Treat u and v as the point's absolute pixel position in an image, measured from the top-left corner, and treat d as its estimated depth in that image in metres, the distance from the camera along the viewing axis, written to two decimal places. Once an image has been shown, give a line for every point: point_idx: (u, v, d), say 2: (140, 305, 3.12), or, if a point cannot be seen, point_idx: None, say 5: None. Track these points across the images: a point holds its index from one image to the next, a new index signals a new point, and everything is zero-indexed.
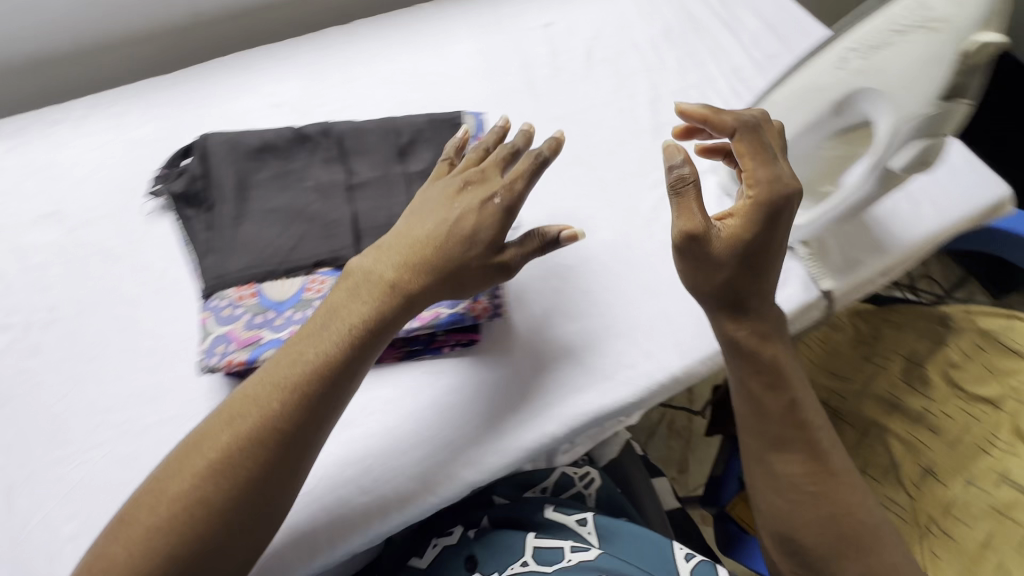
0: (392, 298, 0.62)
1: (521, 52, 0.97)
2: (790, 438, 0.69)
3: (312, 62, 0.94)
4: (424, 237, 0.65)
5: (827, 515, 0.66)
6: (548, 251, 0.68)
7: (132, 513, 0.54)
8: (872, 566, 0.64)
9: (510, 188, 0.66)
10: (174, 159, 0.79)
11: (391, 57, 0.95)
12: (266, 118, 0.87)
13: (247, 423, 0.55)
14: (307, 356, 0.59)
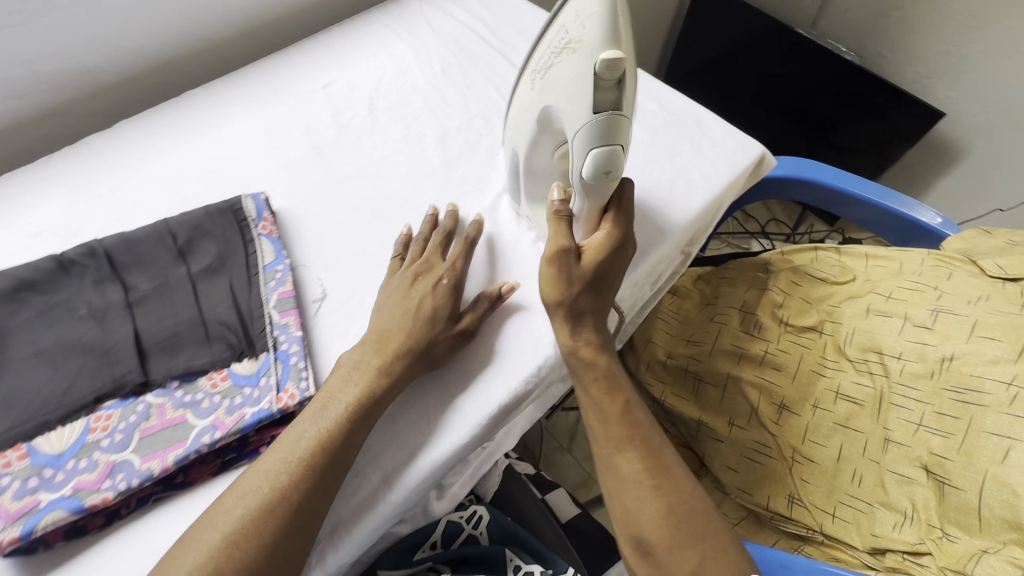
0: (333, 443, 0.62)
1: (303, 119, 0.96)
2: (605, 380, 0.71)
3: (72, 176, 0.86)
4: (384, 330, 0.71)
5: (645, 443, 0.68)
6: (432, 332, 0.71)
7: None
8: (679, 490, 0.66)
9: (454, 270, 0.77)
10: None
11: (162, 153, 0.90)
12: (28, 251, 0.79)
13: (207, 568, 0.54)
14: (244, 506, 0.57)
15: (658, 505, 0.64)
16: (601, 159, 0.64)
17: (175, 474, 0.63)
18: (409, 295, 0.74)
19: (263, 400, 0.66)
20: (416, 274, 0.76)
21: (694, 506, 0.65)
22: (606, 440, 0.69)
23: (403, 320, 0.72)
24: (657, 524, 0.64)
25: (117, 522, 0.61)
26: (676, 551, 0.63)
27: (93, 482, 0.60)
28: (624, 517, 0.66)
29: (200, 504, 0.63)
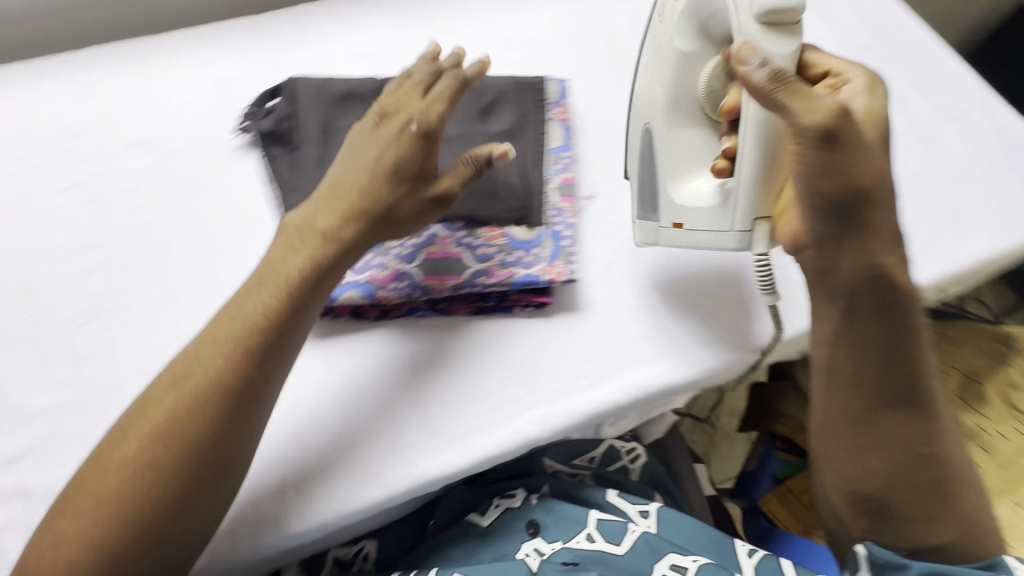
0: (329, 250, 0.61)
1: (604, 21, 0.94)
2: (883, 304, 0.56)
3: (397, 14, 0.93)
4: (350, 184, 0.63)
5: (917, 403, 0.58)
6: (393, 193, 0.63)
7: (81, 482, 0.54)
8: (949, 456, 0.59)
9: (426, 113, 0.64)
10: (262, 99, 0.81)
11: (475, 17, 0.93)
12: (351, 68, 0.87)
13: (222, 374, 0.56)
14: (242, 315, 0.58)
15: (919, 472, 0.58)
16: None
17: (443, 300, 0.69)
18: (371, 142, 0.65)
19: (534, 267, 0.69)
20: (381, 114, 0.66)
21: (956, 474, 0.59)
22: (863, 399, 0.58)
23: (351, 173, 0.64)
24: (904, 487, 0.59)
25: (386, 320, 0.69)
26: (920, 518, 0.58)
27: (383, 279, 0.68)
28: (858, 474, 0.60)
29: (454, 334, 0.69)
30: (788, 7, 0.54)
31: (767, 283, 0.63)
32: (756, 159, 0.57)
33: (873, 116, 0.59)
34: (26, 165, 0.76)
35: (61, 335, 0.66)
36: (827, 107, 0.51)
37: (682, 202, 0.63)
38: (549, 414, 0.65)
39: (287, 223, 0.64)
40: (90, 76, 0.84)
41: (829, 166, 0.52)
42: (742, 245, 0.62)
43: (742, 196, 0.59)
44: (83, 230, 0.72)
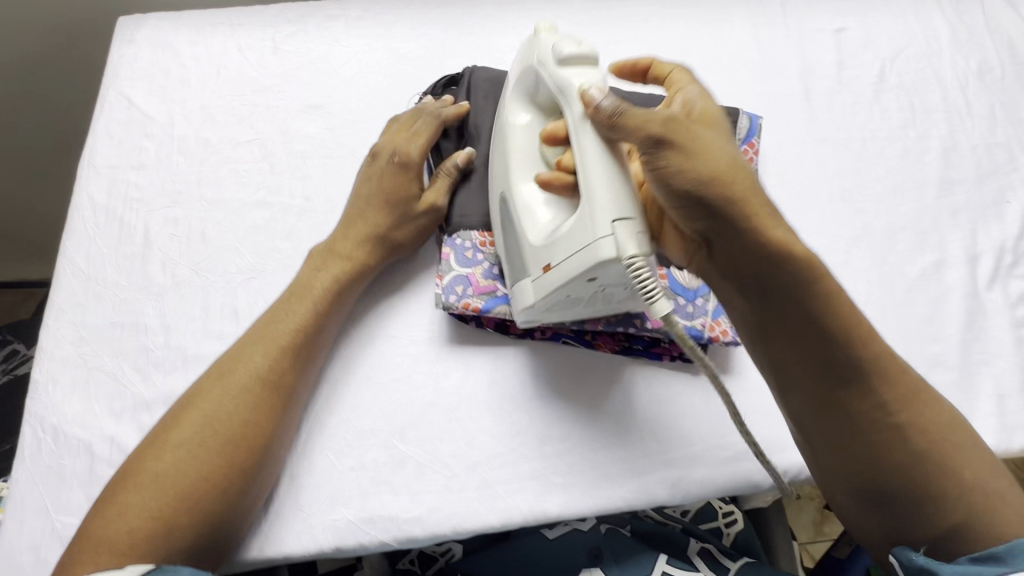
0: (364, 249, 0.65)
1: (803, 56, 0.86)
2: (777, 281, 0.52)
3: (579, 12, 0.88)
4: (363, 213, 0.66)
5: (837, 368, 0.52)
6: (394, 215, 0.65)
7: (135, 464, 0.53)
8: (922, 417, 0.52)
9: (409, 146, 0.67)
10: (439, 86, 0.79)
11: (661, 29, 0.87)
12: None
13: (278, 364, 0.58)
14: (287, 318, 0.60)
15: (900, 449, 0.52)
16: (573, 49, 0.57)
17: (591, 331, 0.65)
18: (366, 179, 0.67)
19: (695, 318, 0.65)
20: (372, 153, 0.68)
21: (945, 438, 0.52)
22: (800, 373, 0.54)
23: (359, 205, 0.66)
24: (903, 471, 0.51)
25: (530, 342, 0.66)
26: (925, 501, 0.51)
27: None
28: (855, 472, 0.53)
29: (597, 371, 0.65)
30: (570, 56, 0.57)
31: (645, 289, 0.49)
32: (620, 186, 0.52)
33: (711, 128, 0.54)
34: (211, 113, 0.79)
35: (218, 284, 0.68)
36: (660, 117, 0.52)
37: (547, 245, 0.56)
38: (682, 478, 0.61)
39: (312, 250, 0.66)
40: (278, 32, 0.85)
41: (667, 174, 0.52)
42: (610, 254, 0.50)
43: (587, 209, 0.52)
44: (252, 186, 0.74)
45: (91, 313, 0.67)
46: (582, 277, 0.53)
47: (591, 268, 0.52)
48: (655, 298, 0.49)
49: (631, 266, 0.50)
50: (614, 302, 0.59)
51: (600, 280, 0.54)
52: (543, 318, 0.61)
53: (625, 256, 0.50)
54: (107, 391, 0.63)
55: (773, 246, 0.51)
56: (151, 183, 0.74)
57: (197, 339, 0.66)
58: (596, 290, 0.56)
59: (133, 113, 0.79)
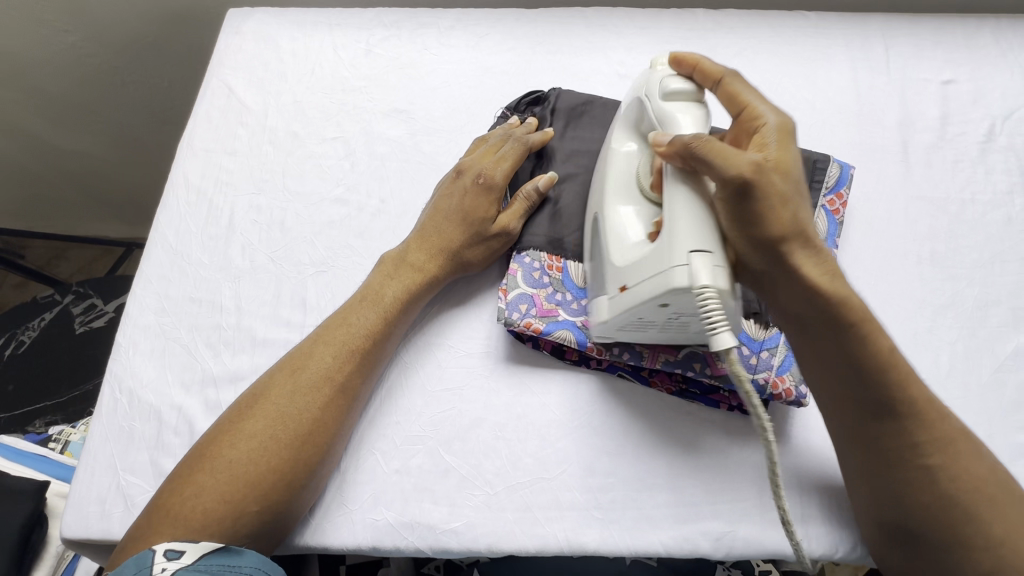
0: (436, 261, 0.67)
1: (904, 106, 0.82)
2: (820, 328, 0.52)
3: (670, 40, 0.87)
4: (437, 228, 0.68)
5: (871, 406, 0.52)
6: (468, 233, 0.67)
7: (211, 447, 0.56)
8: (958, 468, 0.51)
9: (493, 167, 0.69)
10: (522, 103, 0.79)
11: (753, 65, 0.85)
12: (610, 88, 0.84)
13: (342, 368, 0.60)
14: (356, 324, 0.63)
15: (926, 489, 0.51)
16: (677, 84, 0.60)
17: (648, 368, 0.64)
18: (447, 194, 0.70)
19: (758, 372, 0.62)
20: (458, 170, 0.71)
21: (981, 489, 0.51)
22: (836, 407, 0.54)
23: (436, 220, 0.69)
24: (934, 508, 0.50)
25: (585, 370, 0.66)
26: (955, 546, 0.50)
27: None
28: (882, 503, 0.53)
29: (650, 409, 0.64)
30: (674, 91, 0.59)
31: (709, 320, 0.49)
32: (702, 221, 0.51)
33: (790, 176, 0.53)
34: (303, 108, 0.83)
35: (291, 274, 0.71)
36: (746, 163, 0.50)
37: (625, 265, 0.57)
38: (726, 533, 0.59)
39: (384, 257, 0.69)
40: (373, 35, 0.88)
41: (743, 218, 0.51)
42: (682, 282, 0.50)
43: (667, 238, 0.52)
44: (334, 182, 0.77)
45: (174, 286, 0.71)
46: (657, 300, 0.53)
47: (661, 295, 0.52)
48: (719, 331, 0.49)
49: (700, 296, 0.49)
50: (689, 333, 0.58)
51: (673, 308, 0.53)
52: (616, 336, 0.61)
53: (696, 287, 0.49)
54: (181, 362, 0.67)
55: (832, 303, 0.51)
56: (241, 168, 0.78)
57: (266, 325, 0.68)
58: (670, 316, 0.55)
59: (232, 101, 0.84)
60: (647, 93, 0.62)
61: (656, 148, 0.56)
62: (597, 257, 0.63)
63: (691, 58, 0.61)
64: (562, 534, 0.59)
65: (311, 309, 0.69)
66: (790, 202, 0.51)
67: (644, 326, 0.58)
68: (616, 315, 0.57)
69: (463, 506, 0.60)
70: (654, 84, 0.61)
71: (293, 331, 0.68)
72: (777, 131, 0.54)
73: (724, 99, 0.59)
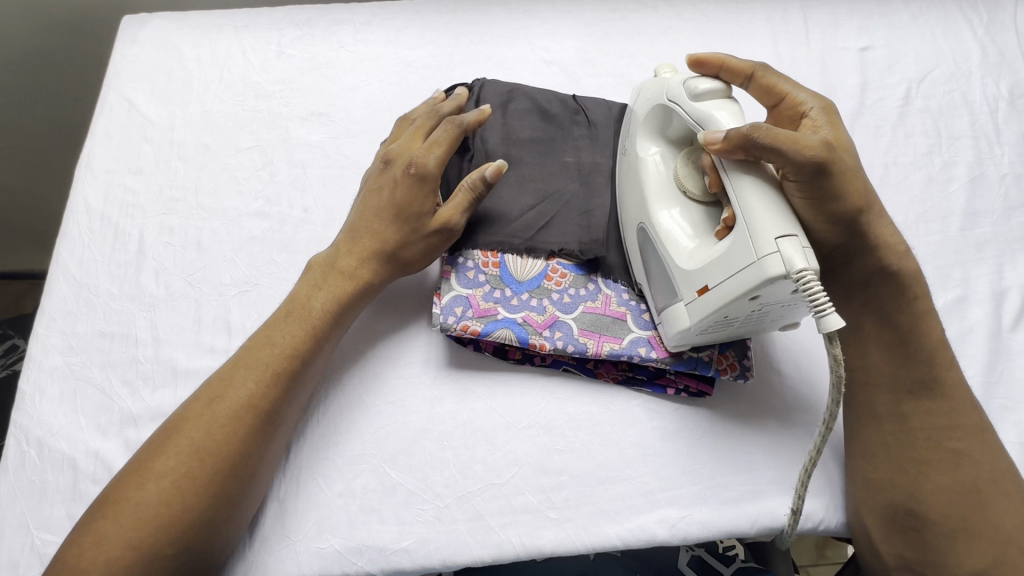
0: (370, 268, 0.62)
1: (824, 75, 0.83)
2: (881, 295, 0.56)
3: (594, 23, 0.86)
4: (373, 230, 0.63)
5: (915, 383, 0.54)
6: (404, 231, 0.62)
7: (121, 489, 0.51)
8: (980, 457, 0.53)
9: (426, 155, 0.63)
10: (447, 96, 0.77)
11: (677, 43, 0.85)
12: (536, 76, 0.82)
13: (263, 391, 0.56)
14: (284, 339, 0.58)
15: (949, 473, 0.52)
16: (707, 84, 0.57)
17: (593, 360, 0.63)
18: (383, 186, 0.64)
19: (702, 351, 0.62)
20: (386, 160, 0.65)
21: (995, 480, 0.52)
22: (877, 380, 0.56)
23: (371, 216, 0.63)
24: (947, 495, 0.52)
25: (530, 367, 0.64)
26: (958, 533, 0.51)
27: (539, 324, 0.63)
28: (892, 482, 0.54)
29: (598, 401, 0.63)
30: (705, 92, 0.57)
31: (816, 303, 0.45)
32: (778, 206, 0.49)
33: (850, 150, 0.54)
34: (213, 118, 0.77)
35: (211, 297, 0.67)
36: (816, 143, 0.50)
37: (698, 267, 0.54)
38: (682, 519, 0.59)
39: (313, 262, 0.64)
40: (284, 36, 0.83)
41: (821, 197, 0.51)
42: (778, 270, 0.47)
43: (746, 228, 0.49)
44: (252, 195, 0.73)
45: (82, 322, 0.65)
46: (745, 298, 0.50)
47: (754, 288, 0.48)
48: (827, 312, 0.45)
49: (801, 281, 0.46)
50: (765, 321, 0.56)
51: (763, 299, 0.50)
52: (694, 340, 0.59)
53: (794, 272, 0.46)
54: (95, 404, 0.61)
55: (895, 267, 0.55)
56: (148, 188, 0.73)
57: (188, 355, 0.64)
58: (755, 309, 0.53)
59: (132, 116, 0.77)
60: (674, 104, 0.59)
61: (708, 147, 0.52)
62: (653, 255, 0.60)
63: (714, 57, 0.59)
64: (518, 539, 0.58)
65: (236, 334, 0.65)
66: (861, 176, 0.53)
67: (726, 323, 0.55)
68: (700, 322, 0.54)
69: (414, 524, 0.58)
70: (677, 93, 0.58)
71: (216, 358, 0.64)
72: (824, 114, 0.56)
73: (756, 92, 0.59)
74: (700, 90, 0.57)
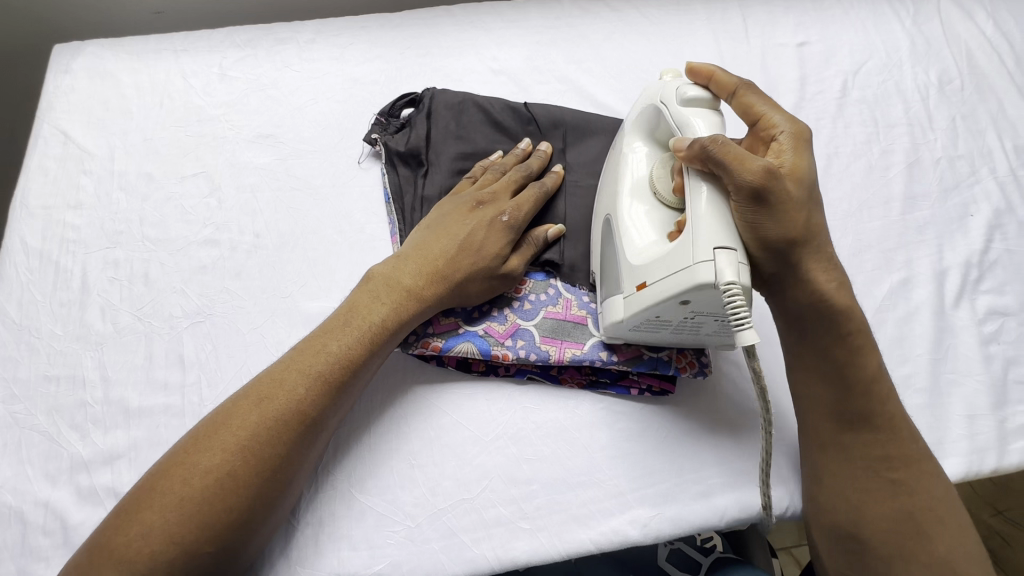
0: (433, 289, 0.61)
1: (765, 71, 0.85)
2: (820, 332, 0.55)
3: (540, 31, 0.87)
4: (440, 253, 0.62)
5: (851, 415, 0.55)
6: (472, 263, 0.62)
7: (124, 521, 0.48)
8: (919, 486, 0.54)
9: (519, 210, 0.65)
10: (396, 108, 0.76)
11: (622, 47, 0.86)
12: (485, 86, 0.82)
13: (292, 409, 0.53)
14: (325, 350, 0.57)
15: (887, 503, 0.53)
16: (695, 91, 0.58)
17: (556, 366, 0.64)
18: (459, 220, 0.64)
19: (662, 350, 0.63)
20: (478, 200, 0.65)
21: (934, 510, 0.53)
22: (815, 409, 0.57)
23: (441, 243, 0.63)
24: (885, 525, 0.53)
25: (494, 379, 0.64)
26: (897, 557, 0.52)
27: (500, 333, 0.63)
28: (834, 505, 0.55)
29: (564, 406, 0.63)
30: (692, 98, 0.58)
31: (735, 316, 0.47)
32: (722, 219, 0.50)
33: (804, 183, 0.54)
34: (155, 145, 0.75)
35: (162, 330, 0.65)
36: (759, 168, 0.50)
37: (641, 263, 0.55)
38: (653, 518, 0.59)
39: (373, 272, 0.62)
40: (226, 58, 0.82)
41: (753, 222, 0.51)
42: (708, 279, 0.48)
43: (692, 233, 0.50)
44: (199, 223, 0.71)
45: (24, 366, 0.63)
46: (675, 299, 0.51)
47: (684, 291, 0.50)
48: (743, 327, 0.47)
49: (727, 293, 0.47)
50: (702, 333, 0.57)
51: (694, 306, 0.52)
52: (627, 336, 0.60)
53: (722, 284, 0.48)
54: (42, 452, 0.59)
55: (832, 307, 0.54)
56: (89, 222, 0.70)
57: (140, 393, 0.62)
58: (686, 316, 0.54)
59: (69, 147, 0.75)
60: (665, 106, 0.60)
61: (676, 153, 0.55)
62: (609, 251, 0.61)
63: (704, 66, 0.60)
64: (491, 554, 0.57)
65: (189, 367, 0.63)
66: (804, 211, 0.53)
67: (666, 325, 0.56)
68: (636, 318, 0.56)
69: (385, 548, 0.57)
70: (670, 95, 0.59)
71: (170, 395, 0.62)
72: (793, 140, 0.56)
73: (737, 109, 0.59)
74: (691, 96, 0.58)
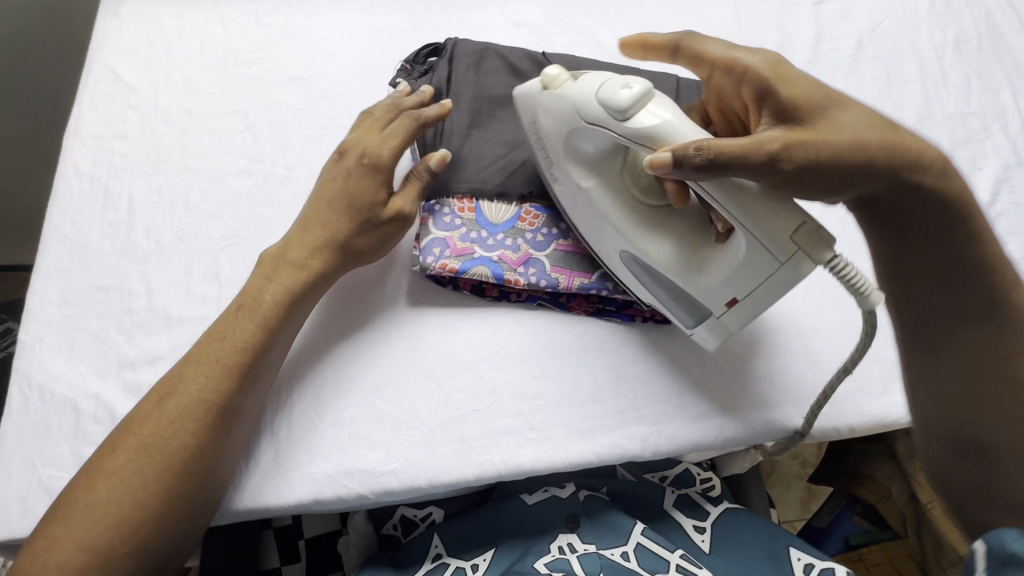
0: (327, 255, 0.64)
1: (781, 29, 0.87)
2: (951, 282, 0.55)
3: None
4: (319, 217, 0.65)
5: (983, 370, 0.55)
6: (352, 219, 0.64)
7: (82, 485, 0.53)
8: None
9: (388, 151, 0.65)
10: (420, 55, 0.80)
11: (641, 3, 0.88)
12: (506, 37, 0.85)
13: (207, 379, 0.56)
14: (221, 341, 0.59)
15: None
16: (631, 91, 0.53)
17: (564, 295, 0.68)
18: (335, 176, 0.67)
19: None
20: (342, 150, 0.68)
21: None
22: (934, 365, 0.58)
23: (319, 209, 0.65)
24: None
25: (506, 304, 0.68)
26: None
27: (513, 261, 0.67)
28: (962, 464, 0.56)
29: (571, 331, 0.67)
30: (630, 104, 0.53)
31: (861, 288, 0.50)
32: (753, 205, 0.50)
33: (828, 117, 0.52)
34: (195, 85, 0.80)
35: (200, 250, 0.70)
36: (752, 143, 0.49)
37: (715, 281, 0.56)
38: (652, 435, 0.63)
39: (263, 256, 0.65)
40: (261, 6, 0.86)
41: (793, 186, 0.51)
42: (810, 266, 0.50)
43: (753, 236, 0.51)
44: (235, 156, 0.76)
45: (77, 277, 0.68)
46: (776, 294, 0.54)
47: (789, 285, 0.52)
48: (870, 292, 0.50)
49: (839, 270, 0.49)
50: None
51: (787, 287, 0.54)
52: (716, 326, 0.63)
53: (829, 264, 0.49)
54: (93, 351, 0.65)
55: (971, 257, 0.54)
56: (135, 151, 0.76)
57: (179, 303, 0.67)
58: None
59: (117, 85, 0.80)
60: (610, 114, 0.55)
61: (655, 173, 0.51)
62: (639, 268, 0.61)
63: (637, 38, 0.64)
64: (499, 460, 0.61)
65: (224, 283, 0.68)
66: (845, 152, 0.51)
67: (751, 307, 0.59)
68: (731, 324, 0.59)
69: (400, 447, 0.62)
70: (622, 86, 0.54)
71: (207, 306, 0.67)
72: (771, 67, 0.55)
73: (689, 62, 0.62)
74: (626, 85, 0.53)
